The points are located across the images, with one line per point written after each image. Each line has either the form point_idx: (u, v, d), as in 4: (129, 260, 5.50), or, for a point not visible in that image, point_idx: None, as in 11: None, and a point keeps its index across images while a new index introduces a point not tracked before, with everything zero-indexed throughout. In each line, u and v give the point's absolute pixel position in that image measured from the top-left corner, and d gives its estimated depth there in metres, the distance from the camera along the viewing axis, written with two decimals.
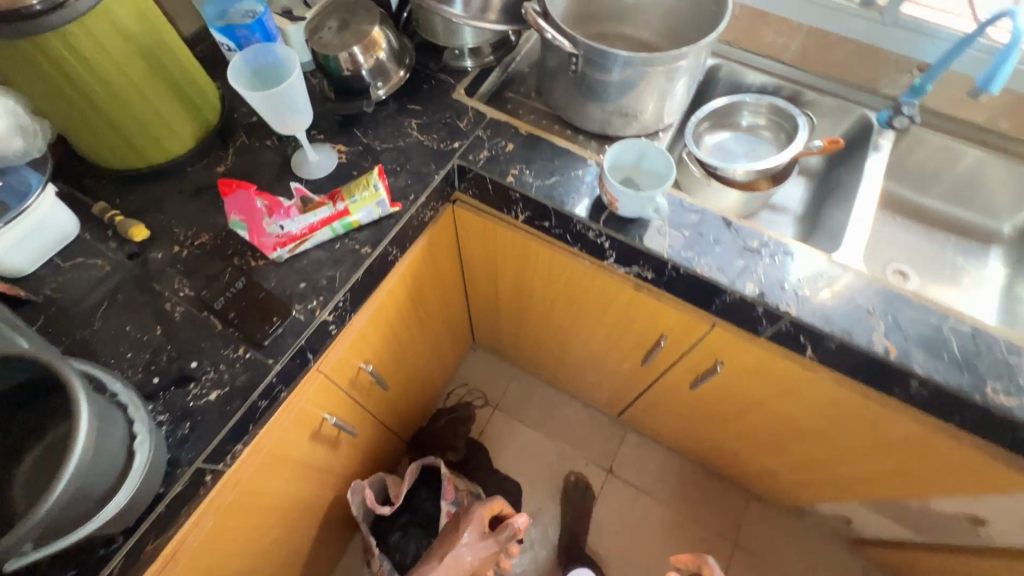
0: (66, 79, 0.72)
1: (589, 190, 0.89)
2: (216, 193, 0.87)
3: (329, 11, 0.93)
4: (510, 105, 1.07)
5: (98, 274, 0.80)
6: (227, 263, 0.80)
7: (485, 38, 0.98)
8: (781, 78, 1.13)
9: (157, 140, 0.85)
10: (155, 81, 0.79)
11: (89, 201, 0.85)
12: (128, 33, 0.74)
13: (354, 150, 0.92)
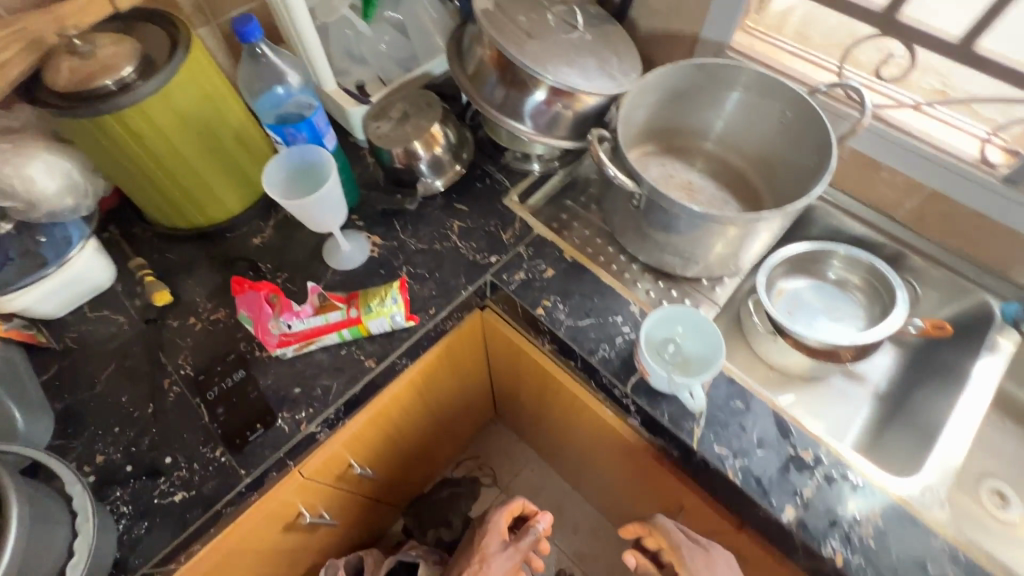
0: (121, 154, 0.73)
1: (622, 343, 0.79)
2: (245, 266, 0.86)
3: (395, 98, 0.90)
4: (566, 215, 0.97)
5: (116, 331, 0.81)
6: (231, 347, 0.78)
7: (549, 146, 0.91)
8: (886, 235, 0.97)
9: (201, 206, 0.85)
10: (206, 156, 0.79)
11: (131, 253, 0.87)
12: (186, 114, 0.74)
13: (388, 246, 0.88)
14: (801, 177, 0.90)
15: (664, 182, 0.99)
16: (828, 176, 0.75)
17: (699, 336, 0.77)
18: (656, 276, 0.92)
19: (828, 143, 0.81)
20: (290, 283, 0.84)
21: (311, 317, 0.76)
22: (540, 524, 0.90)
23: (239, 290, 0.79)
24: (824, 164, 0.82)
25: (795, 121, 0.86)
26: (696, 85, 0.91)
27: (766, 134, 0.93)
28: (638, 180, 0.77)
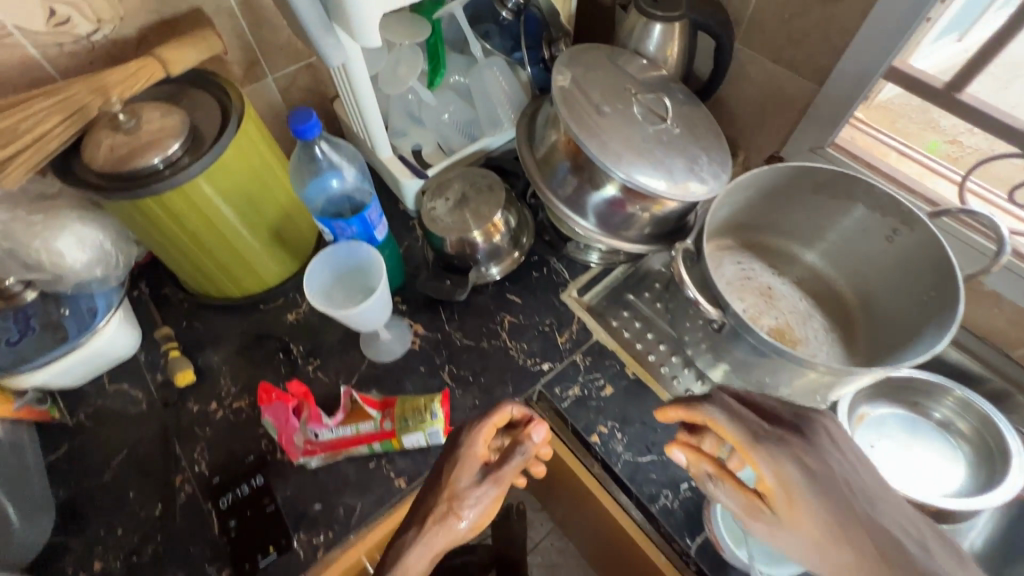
0: (159, 232, 0.67)
1: (688, 492, 0.68)
2: (275, 346, 0.79)
3: (454, 176, 0.82)
4: (628, 314, 0.84)
5: (133, 409, 0.75)
6: (251, 446, 0.71)
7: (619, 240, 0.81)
8: (999, 374, 0.83)
9: (235, 278, 0.78)
10: (246, 232, 0.72)
11: (158, 317, 0.82)
12: (229, 192, 0.67)
13: (431, 338, 0.80)
14: (911, 307, 0.76)
15: (739, 286, 0.86)
16: (956, 329, 0.64)
17: None
18: (718, 393, 0.77)
19: (953, 281, 0.69)
20: (320, 372, 0.77)
21: (341, 426, 0.68)
22: (533, 437, 0.55)
23: (264, 398, 0.68)
24: (945, 307, 0.69)
25: (908, 243, 0.75)
26: (794, 185, 0.80)
27: (868, 246, 0.81)
28: (724, 307, 0.65)
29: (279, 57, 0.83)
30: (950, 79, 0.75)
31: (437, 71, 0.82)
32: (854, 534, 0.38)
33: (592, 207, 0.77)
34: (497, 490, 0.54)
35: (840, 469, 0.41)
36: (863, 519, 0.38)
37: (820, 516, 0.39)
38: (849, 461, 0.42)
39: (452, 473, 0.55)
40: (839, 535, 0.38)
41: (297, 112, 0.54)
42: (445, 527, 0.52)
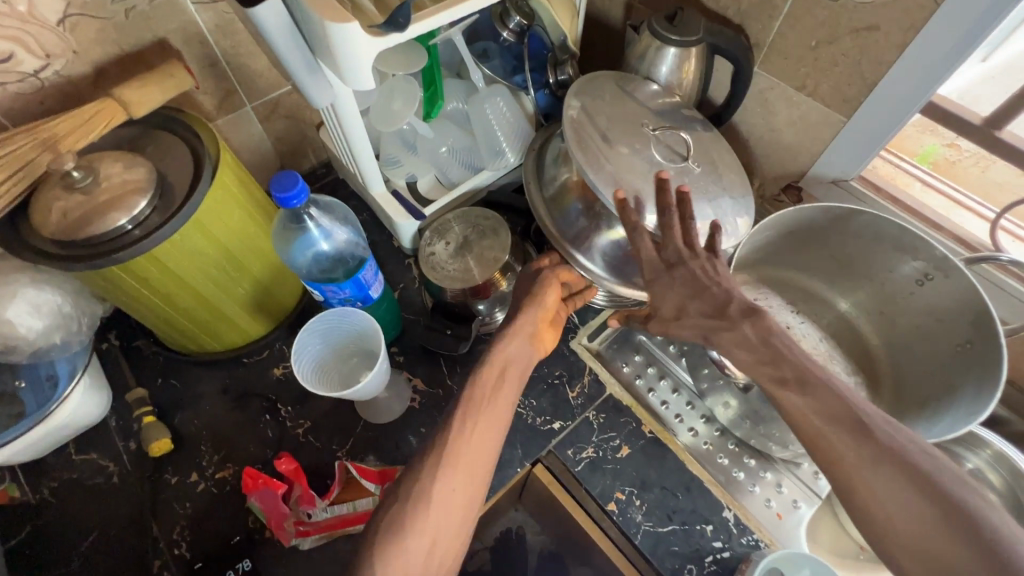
0: (127, 295, 0.60)
1: (713, 565, 0.66)
2: (261, 406, 0.73)
3: (453, 218, 0.75)
4: (640, 358, 0.79)
5: (104, 482, 0.68)
6: (236, 525, 0.65)
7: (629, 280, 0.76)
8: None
9: (216, 334, 0.71)
10: (226, 287, 0.66)
11: (130, 375, 0.75)
12: (205, 249, 0.60)
13: (431, 394, 0.74)
14: (945, 357, 0.71)
15: None
16: (1000, 391, 0.59)
17: None
18: (729, 439, 0.73)
19: (992, 336, 0.64)
20: (312, 436, 0.70)
21: (337, 503, 0.63)
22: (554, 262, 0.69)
23: (251, 484, 0.63)
24: (981, 364, 0.65)
25: (938, 292, 0.70)
26: (818, 224, 0.75)
27: (895, 289, 0.76)
28: None
29: (257, 85, 0.75)
30: (990, 113, 0.71)
31: (435, 102, 0.77)
32: (855, 446, 0.45)
33: (600, 245, 0.68)
34: (542, 352, 0.64)
35: (802, 363, 0.51)
36: (880, 446, 0.44)
37: (826, 433, 0.47)
38: (836, 377, 0.50)
39: (528, 312, 0.64)
40: (859, 458, 0.45)
41: (282, 176, 0.51)
42: (468, 457, 0.52)
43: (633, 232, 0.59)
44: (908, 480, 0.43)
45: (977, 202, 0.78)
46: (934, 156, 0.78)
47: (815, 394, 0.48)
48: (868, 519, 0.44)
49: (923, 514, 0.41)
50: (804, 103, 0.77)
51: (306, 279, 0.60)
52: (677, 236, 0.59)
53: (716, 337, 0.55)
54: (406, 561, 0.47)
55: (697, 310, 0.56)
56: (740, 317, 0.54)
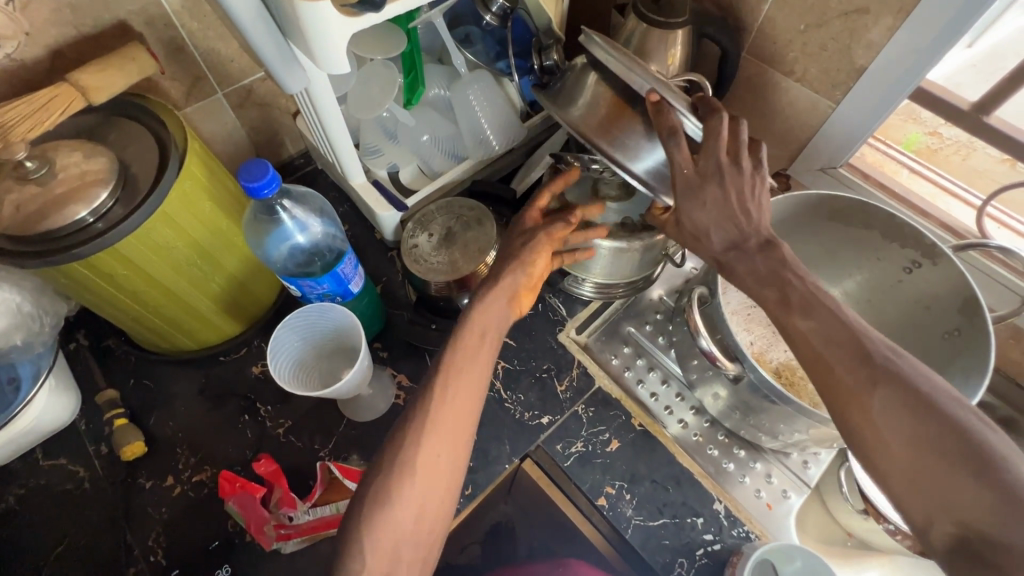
0: (92, 293, 0.57)
1: (704, 558, 0.65)
2: (239, 406, 0.70)
3: (435, 208, 0.73)
4: (628, 349, 0.78)
5: (74, 488, 0.66)
6: (214, 530, 0.63)
7: (619, 272, 0.74)
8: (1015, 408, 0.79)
9: (190, 333, 0.68)
10: (199, 283, 0.63)
11: (101, 377, 0.71)
12: (175, 243, 0.57)
13: (416, 391, 0.72)
14: (933, 345, 0.71)
15: (745, 316, 0.79)
16: (990, 375, 0.59)
17: None
18: (719, 429, 0.73)
19: (979, 323, 0.63)
20: (293, 437, 0.68)
21: (320, 505, 0.61)
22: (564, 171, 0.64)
23: (226, 488, 0.61)
24: (970, 351, 0.64)
25: (927, 279, 0.70)
26: (807, 212, 0.74)
27: (884, 276, 0.76)
28: (742, 361, 0.59)
29: (228, 71, 0.72)
30: (977, 99, 0.70)
31: (416, 89, 0.73)
32: (854, 368, 0.45)
33: (649, 160, 0.57)
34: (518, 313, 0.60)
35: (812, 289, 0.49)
36: (881, 369, 0.44)
37: (827, 356, 0.46)
38: (842, 305, 0.48)
39: (508, 275, 0.58)
40: (860, 380, 0.44)
41: (252, 165, 0.48)
42: (447, 422, 0.51)
43: (666, 140, 0.51)
44: (906, 402, 0.42)
45: (962, 188, 0.78)
46: (918, 144, 0.78)
47: (820, 320, 0.47)
48: (857, 439, 0.44)
49: (919, 434, 0.41)
50: (793, 89, 0.75)
51: (281, 273, 0.57)
52: (721, 144, 0.50)
53: (730, 263, 0.53)
54: (395, 526, 0.46)
55: (719, 242, 0.53)
56: (750, 247, 0.52)
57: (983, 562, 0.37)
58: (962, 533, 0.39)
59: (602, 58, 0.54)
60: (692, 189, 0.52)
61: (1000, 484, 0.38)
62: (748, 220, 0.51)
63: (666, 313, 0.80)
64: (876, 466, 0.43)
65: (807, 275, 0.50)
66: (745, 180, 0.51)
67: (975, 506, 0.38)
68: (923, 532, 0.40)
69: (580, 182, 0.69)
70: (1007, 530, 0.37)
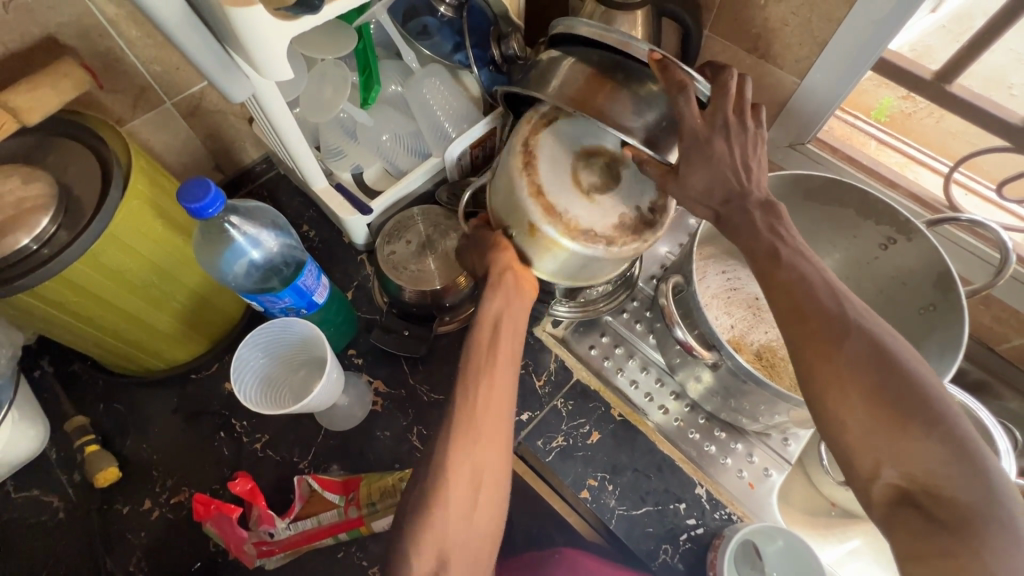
0: (46, 322, 0.56)
1: (688, 543, 0.66)
2: (214, 424, 0.69)
3: (418, 214, 0.73)
4: (607, 339, 0.77)
5: (49, 519, 0.65)
6: (195, 551, 0.62)
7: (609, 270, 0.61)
8: (986, 372, 0.82)
9: (156, 352, 0.66)
10: (158, 301, 0.61)
11: (68, 403, 0.70)
12: (124, 264, 0.55)
13: (394, 396, 0.71)
14: (907, 319, 0.71)
15: (724, 299, 0.79)
16: (964, 349, 0.59)
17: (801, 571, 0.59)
18: (700, 413, 0.73)
19: (953, 299, 0.64)
20: (270, 450, 0.67)
21: (300, 520, 0.60)
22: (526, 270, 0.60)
23: (202, 511, 0.60)
24: (944, 324, 0.65)
25: (904, 254, 0.70)
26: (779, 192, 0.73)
27: (859, 253, 0.76)
28: (718, 349, 0.59)
29: (174, 79, 0.69)
30: (940, 69, 0.70)
31: (371, 86, 0.69)
32: (829, 322, 0.44)
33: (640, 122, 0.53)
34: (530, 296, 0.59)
35: (799, 247, 0.48)
36: (856, 323, 0.43)
37: (806, 309, 0.45)
38: (826, 266, 0.47)
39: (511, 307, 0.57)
40: (833, 334, 0.44)
41: (193, 184, 0.46)
42: (494, 412, 0.52)
43: (677, 92, 0.50)
44: (875, 358, 0.42)
45: (930, 156, 0.78)
46: (890, 110, 0.78)
47: (805, 276, 0.46)
48: (821, 395, 0.44)
49: (882, 386, 0.41)
50: (758, 66, 0.74)
51: (240, 291, 0.56)
52: (728, 101, 0.51)
53: (727, 216, 0.51)
54: (452, 506, 0.47)
55: (719, 195, 0.51)
56: (751, 202, 0.50)
57: (923, 512, 0.39)
58: (906, 487, 0.40)
59: (597, 35, 0.53)
60: (700, 143, 0.50)
61: (954, 439, 0.39)
62: (751, 174, 0.50)
63: (644, 300, 0.79)
64: (834, 419, 0.43)
65: (798, 236, 0.49)
66: (748, 136, 0.51)
67: (930, 459, 0.39)
68: (868, 484, 0.41)
69: (557, 167, 0.56)
70: (955, 485, 0.38)
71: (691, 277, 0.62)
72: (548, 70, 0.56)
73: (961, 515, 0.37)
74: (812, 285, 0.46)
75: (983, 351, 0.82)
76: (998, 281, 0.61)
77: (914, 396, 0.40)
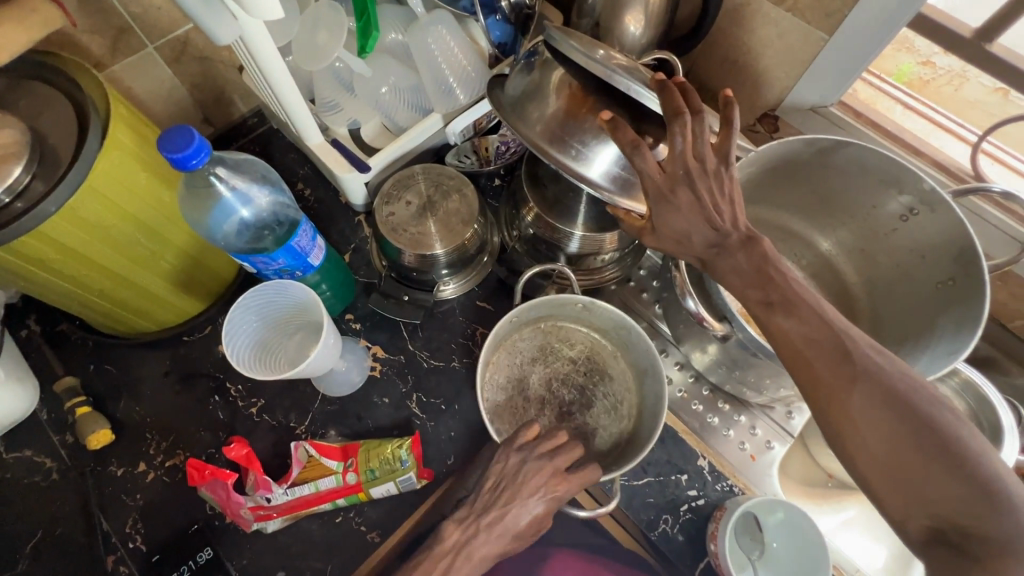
0: (28, 281, 0.53)
1: (688, 513, 0.65)
2: (209, 387, 0.67)
3: (419, 172, 0.69)
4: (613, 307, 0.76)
5: (42, 480, 0.64)
6: (192, 514, 0.62)
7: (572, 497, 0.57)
8: (998, 350, 0.80)
9: (146, 313, 0.64)
10: (147, 260, 0.58)
11: (58, 363, 0.68)
12: (108, 220, 0.52)
13: (393, 362, 0.69)
14: (923, 295, 0.69)
15: None
16: (982, 327, 0.56)
17: (798, 543, 0.59)
18: (703, 384, 0.72)
19: (974, 273, 0.61)
20: (266, 415, 0.66)
21: (298, 485, 0.59)
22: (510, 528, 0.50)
23: (197, 476, 0.59)
24: (962, 301, 0.62)
25: (925, 227, 0.67)
26: (795, 158, 0.70)
27: (880, 225, 0.73)
28: (731, 322, 0.57)
29: (155, 20, 0.63)
30: (979, 25, 0.65)
31: (370, 33, 0.63)
32: (834, 367, 0.42)
33: (602, 164, 0.53)
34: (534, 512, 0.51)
35: (792, 286, 0.45)
36: (863, 366, 0.41)
37: (808, 354, 0.43)
38: (823, 300, 0.45)
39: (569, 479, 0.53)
40: (841, 379, 0.41)
41: (175, 132, 0.43)
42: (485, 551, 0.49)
43: (631, 152, 0.46)
44: (887, 400, 0.40)
45: (956, 123, 0.74)
46: (910, 75, 0.74)
47: (801, 320, 0.44)
48: (840, 441, 0.42)
49: (899, 431, 0.39)
50: (783, 20, 0.69)
51: (230, 252, 0.53)
52: (688, 143, 0.44)
53: (712, 262, 0.48)
54: None
55: (700, 241, 0.47)
56: (731, 244, 0.47)
57: (961, 553, 0.37)
58: (940, 527, 0.38)
59: (582, 63, 0.49)
60: (663, 196, 0.46)
61: (979, 480, 0.37)
62: (723, 218, 0.45)
63: (652, 269, 0.78)
64: (854, 462, 0.41)
65: (788, 270, 0.45)
66: (712, 180, 0.45)
67: (957, 502, 0.37)
68: (901, 524, 0.39)
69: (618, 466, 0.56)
70: (986, 524, 0.36)
71: None
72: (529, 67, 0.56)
73: (1000, 553, 0.35)
74: (808, 336, 0.43)
75: (997, 328, 0.80)
76: None
77: (931, 445, 0.38)
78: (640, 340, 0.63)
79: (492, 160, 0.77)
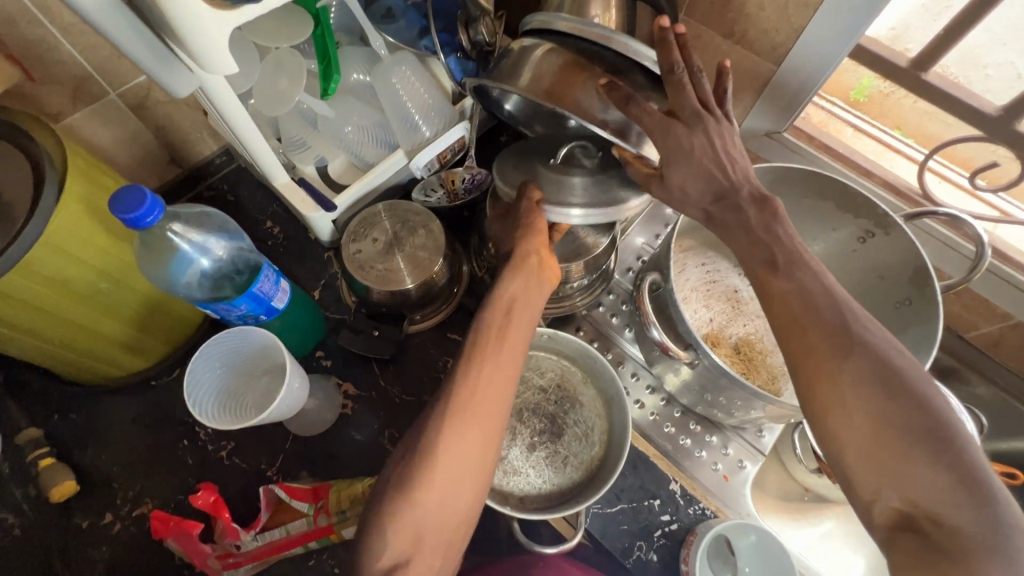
0: None
1: (662, 539, 0.66)
2: (177, 432, 0.66)
3: (383, 211, 0.70)
4: (583, 333, 0.77)
5: (4, 536, 0.62)
6: (161, 564, 0.61)
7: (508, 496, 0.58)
8: (955, 359, 0.83)
9: (111, 361, 0.63)
10: (109, 309, 0.58)
11: (21, 414, 0.67)
12: (66, 274, 0.52)
13: (365, 398, 0.69)
14: (881, 312, 0.71)
15: (703, 292, 0.79)
16: (936, 347, 0.59)
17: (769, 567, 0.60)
18: (675, 407, 0.73)
19: (929, 293, 0.63)
20: (237, 458, 0.65)
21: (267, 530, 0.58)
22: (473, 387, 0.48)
23: (161, 528, 0.59)
24: (920, 321, 0.64)
25: (881, 248, 0.69)
26: None
27: (835, 245, 0.76)
28: (694, 349, 0.58)
29: (116, 69, 0.64)
30: (916, 56, 0.68)
31: (331, 76, 0.63)
32: (829, 337, 0.40)
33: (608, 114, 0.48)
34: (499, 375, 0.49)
35: (798, 250, 0.44)
36: (859, 338, 0.40)
37: (805, 321, 0.41)
38: (827, 270, 0.43)
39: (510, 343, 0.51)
40: (835, 349, 0.40)
41: (128, 193, 0.43)
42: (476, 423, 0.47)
43: (633, 105, 0.46)
44: (879, 377, 0.38)
45: (907, 143, 0.76)
46: (869, 89, 0.74)
47: (802, 283, 0.42)
48: (821, 414, 0.40)
49: (886, 410, 0.38)
50: (734, 52, 0.72)
51: (193, 302, 0.53)
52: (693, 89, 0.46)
53: (718, 216, 0.47)
54: (424, 515, 0.43)
55: (704, 195, 0.46)
56: (742, 197, 0.45)
57: (927, 540, 0.35)
58: (908, 511, 0.36)
59: (575, 28, 0.50)
60: (675, 141, 0.45)
61: (962, 465, 0.35)
62: (734, 168, 0.45)
63: (621, 293, 0.79)
64: (834, 438, 0.39)
65: (796, 232, 0.44)
66: (719, 126, 0.46)
67: (934, 488, 0.35)
68: (869, 508, 0.38)
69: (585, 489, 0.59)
70: (959, 515, 0.34)
71: (667, 275, 0.61)
72: (516, 64, 0.52)
73: (970, 549, 0.33)
74: (805, 305, 0.41)
75: (952, 339, 0.83)
76: (973, 277, 0.61)
77: (920, 424, 0.37)
78: (605, 368, 0.65)
79: (462, 194, 0.77)
